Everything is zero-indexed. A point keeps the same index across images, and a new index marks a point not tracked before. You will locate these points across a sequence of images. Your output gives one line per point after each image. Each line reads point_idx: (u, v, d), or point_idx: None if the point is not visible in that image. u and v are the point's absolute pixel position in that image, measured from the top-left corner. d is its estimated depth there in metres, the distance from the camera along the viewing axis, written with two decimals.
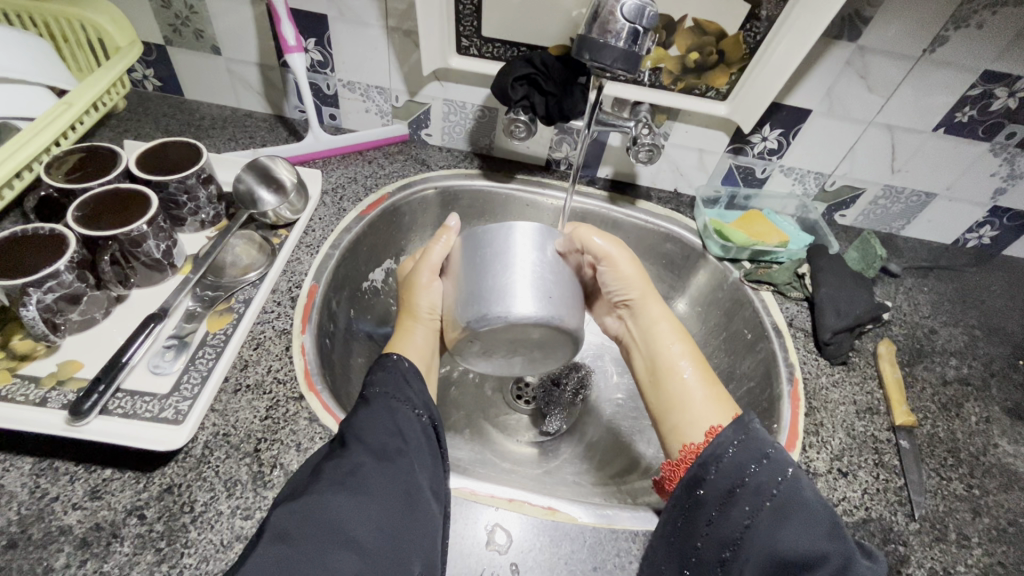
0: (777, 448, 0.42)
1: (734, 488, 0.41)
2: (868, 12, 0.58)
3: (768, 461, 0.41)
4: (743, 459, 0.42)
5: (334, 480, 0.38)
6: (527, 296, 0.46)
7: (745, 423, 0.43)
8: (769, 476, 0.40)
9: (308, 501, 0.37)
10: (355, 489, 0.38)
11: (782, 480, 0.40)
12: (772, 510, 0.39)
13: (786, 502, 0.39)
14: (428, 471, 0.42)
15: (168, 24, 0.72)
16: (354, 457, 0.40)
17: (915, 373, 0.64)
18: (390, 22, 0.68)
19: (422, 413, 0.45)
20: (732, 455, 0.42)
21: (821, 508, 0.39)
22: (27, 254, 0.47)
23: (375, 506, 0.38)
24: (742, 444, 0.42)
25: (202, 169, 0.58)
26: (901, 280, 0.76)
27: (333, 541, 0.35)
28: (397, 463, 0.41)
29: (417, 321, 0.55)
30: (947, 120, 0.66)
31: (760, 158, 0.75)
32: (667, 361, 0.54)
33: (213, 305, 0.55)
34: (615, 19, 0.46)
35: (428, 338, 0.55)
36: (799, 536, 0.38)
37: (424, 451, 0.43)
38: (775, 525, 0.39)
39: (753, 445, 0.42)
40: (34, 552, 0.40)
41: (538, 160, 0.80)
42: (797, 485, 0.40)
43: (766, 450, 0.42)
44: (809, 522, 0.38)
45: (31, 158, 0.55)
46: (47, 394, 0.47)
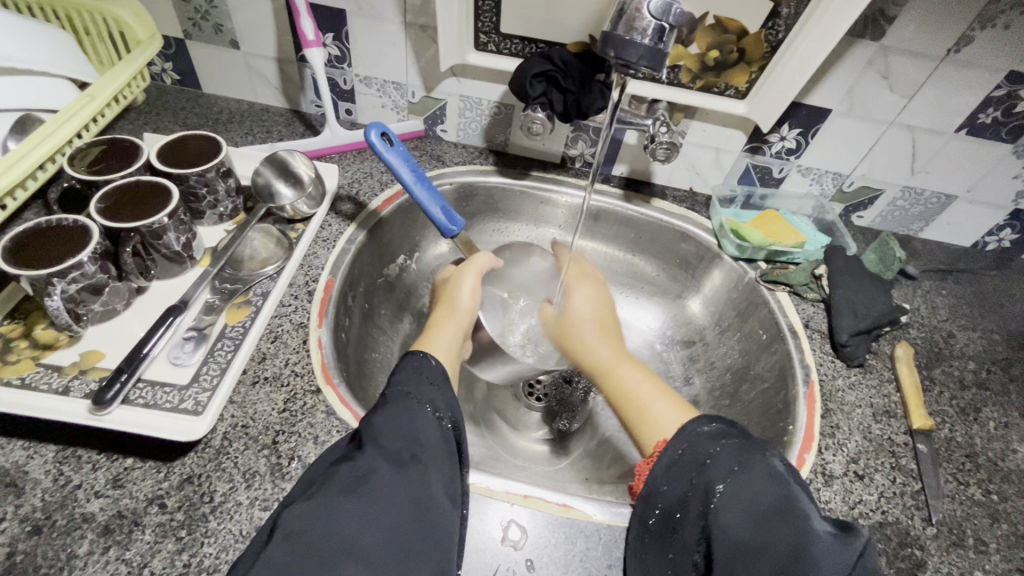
0: (722, 446, 0.41)
1: (686, 495, 0.41)
2: (893, 11, 0.58)
3: (714, 458, 0.41)
4: (690, 466, 0.41)
5: (342, 485, 0.38)
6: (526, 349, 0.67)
7: (688, 429, 0.43)
8: (721, 469, 0.40)
9: (315, 504, 0.37)
10: (366, 495, 0.38)
11: (733, 472, 0.39)
12: (723, 501, 0.38)
13: (734, 495, 0.38)
14: (444, 478, 0.41)
15: (187, 17, 0.73)
16: (366, 462, 0.40)
17: (933, 376, 0.64)
18: (409, 17, 0.68)
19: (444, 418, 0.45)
20: (682, 455, 0.42)
21: (776, 490, 0.38)
22: (52, 245, 0.48)
23: (381, 513, 0.37)
24: (686, 450, 0.42)
25: (221, 161, 0.58)
26: (919, 283, 0.75)
27: (340, 549, 0.35)
28: (413, 470, 0.40)
29: (451, 320, 0.57)
30: (970, 120, 0.65)
31: (777, 158, 0.74)
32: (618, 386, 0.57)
33: (231, 297, 0.55)
34: (641, 16, 0.46)
35: (456, 338, 0.56)
36: (739, 524, 0.37)
37: (441, 457, 0.42)
38: (725, 514, 0.38)
39: (697, 449, 0.42)
40: (58, 538, 0.40)
41: (553, 157, 0.80)
42: (749, 474, 0.39)
43: (709, 451, 0.41)
44: (752, 507, 0.37)
45: (54, 150, 0.56)
46: (69, 383, 0.47)
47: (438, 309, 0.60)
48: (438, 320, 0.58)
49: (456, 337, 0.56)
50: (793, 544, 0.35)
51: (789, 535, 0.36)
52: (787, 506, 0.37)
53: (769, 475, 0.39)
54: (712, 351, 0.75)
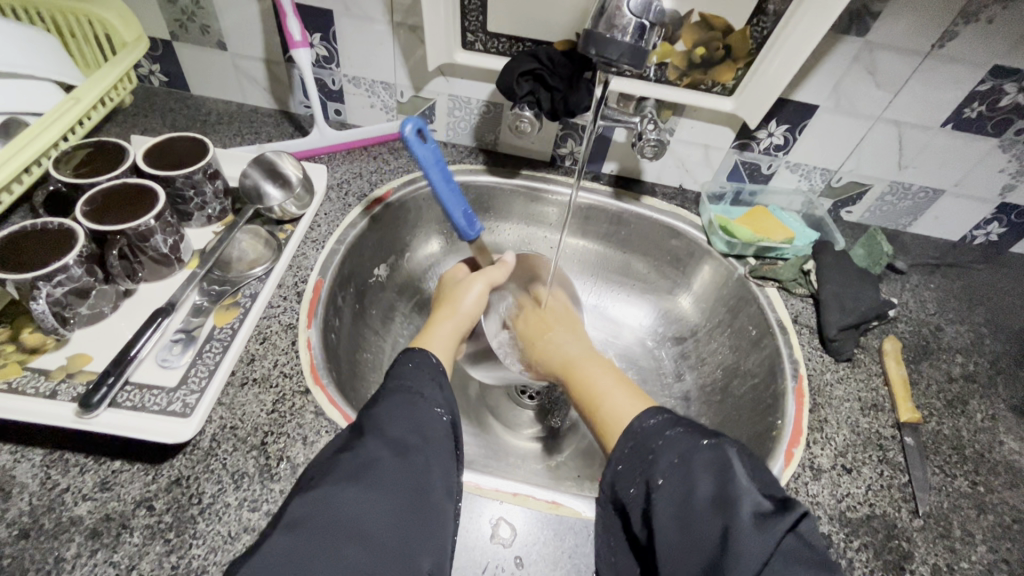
0: (663, 440, 0.42)
1: (636, 480, 0.42)
2: (877, 7, 0.58)
3: (658, 450, 0.42)
4: (640, 453, 0.43)
5: (346, 472, 0.38)
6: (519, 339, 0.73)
7: (637, 418, 0.46)
8: (665, 461, 0.41)
9: (321, 491, 0.37)
10: (371, 483, 0.38)
11: (673, 462, 0.41)
12: (663, 485, 0.40)
13: (672, 481, 0.40)
14: (444, 471, 0.42)
15: (174, 19, 0.73)
16: (371, 449, 0.40)
17: (920, 370, 0.64)
18: (396, 17, 0.68)
19: (443, 412, 0.45)
20: (632, 447, 0.44)
21: (711, 480, 0.38)
22: (37, 248, 0.48)
23: (386, 500, 0.37)
24: (636, 445, 0.44)
25: (208, 163, 0.58)
26: (907, 277, 0.75)
27: (345, 534, 0.35)
28: (413, 460, 0.41)
29: (451, 319, 0.58)
30: (955, 115, 0.65)
31: (766, 154, 0.75)
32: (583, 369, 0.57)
33: (220, 299, 0.55)
34: (621, 13, 0.46)
35: (454, 337, 0.57)
36: (681, 523, 0.38)
37: (442, 450, 0.43)
38: (663, 507, 0.39)
39: (651, 436, 0.43)
40: (45, 542, 0.40)
41: (543, 155, 0.80)
42: (687, 463, 0.40)
43: (654, 445, 0.43)
44: (688, 501, 0.38)
45: (39, 153, 0.56)
46: (57, 387, 0.47)
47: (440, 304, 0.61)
48: (440, 315, 0.59)
49: (453, 335, 0.57)
50: (716, 530, 0.36)
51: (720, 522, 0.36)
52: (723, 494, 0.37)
53: (703, 461, 0.40)
54: (703, 347, 0.75)
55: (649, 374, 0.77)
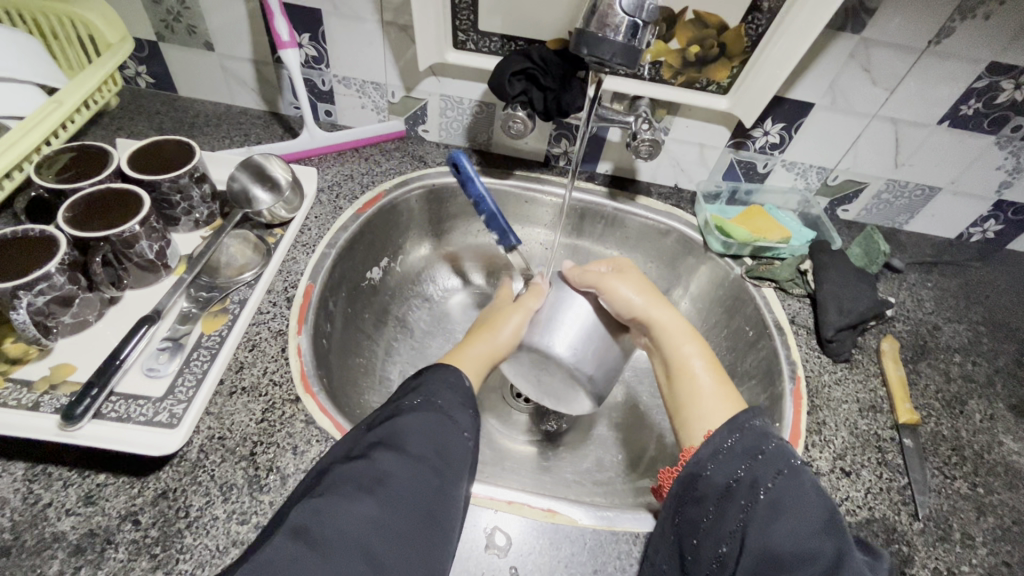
0: (775, 445, 0.41)
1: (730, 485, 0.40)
2: (873, 3, 0.57)
3: (763, 455, 0.40)
4: (738, 456, 0.41)
5: (359, 484, 0.38)
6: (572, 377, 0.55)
7: (740, 421, 0.42)
8: (768, 467, 0.40)
9: (331, 501, 0.36)
10: (383, 497, 0.37)
11: (781, 473, 0.39)
12: (766, 501, 0.38)
13: (778, 497, 0.38)
14: (454, 489, 0.41)
15: (160, 19, 0.71)
16: (384, 464, 0.39)
17: (918, 370, 0.64)
18: (386, 16, 0.66)
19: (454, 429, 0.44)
20: (736, 441, 0.42)
21: (819, 504, 0.38)
22: (18, 256, 0.46)
23: (394, 517, 0.37)
24: (739, 440, 0.42)
25: (195, 167, 0.57)
26: (905, 276, 0.75)
27: (353, 546, 0.34)
28: (425, 474, 0.40)
29: (487, 336, 0.56)
30: (952, 112, 0.65)
31: (761, 153, 0.74)
32: (658, 329, 0.56)
33: (207, 305, 0.54)
34: (614, 12, 0.45)
35: (488, 359, 0.55)
36: (791, 530, 0.36)
37: (458, 468, 0.42)
38: (769, 514, 0.37)
39: (749, 439, 0.41)
40: (27, 559, 0.39)
41: (537, 156, 0.79)
42: (795, 479, 0.39)
43: (762, 447, 0.41)
44: (800, 513, 0.37)
45: (21, 158, 0.54)
46: (39, 398, 0.46)
47: (483, 324, 0.59)
48: (477, 334, 0.57)
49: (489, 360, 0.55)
50: (830, 554, 0.35)
51: (827, 547, 0.35)
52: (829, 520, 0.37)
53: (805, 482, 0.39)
54: None
55: (646, 376, 0.76)
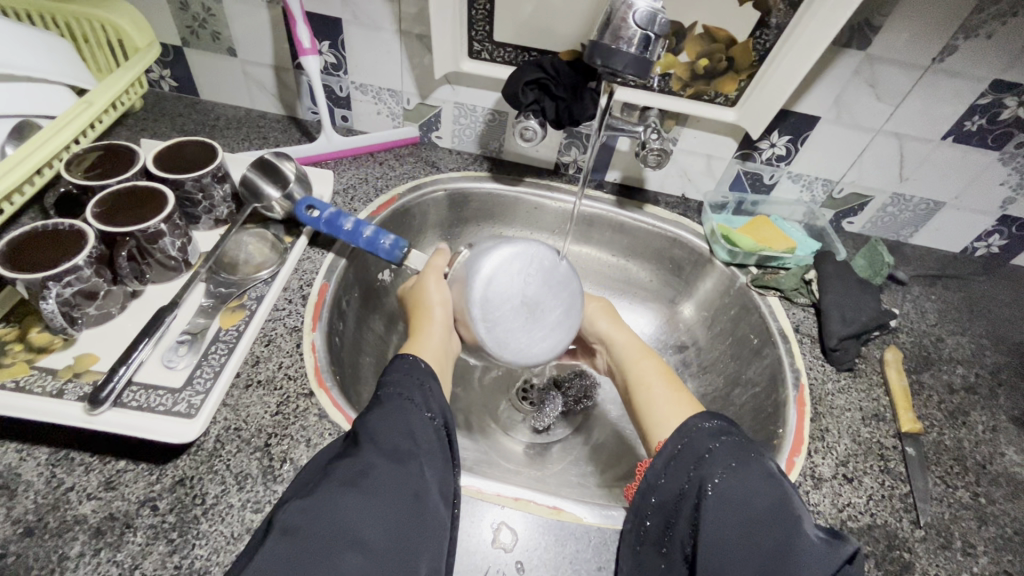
0: (720, 443, 0.42)
1: (681, 488, 0.42)
2: (878, 20, 0.59)
3: (709, 457, 0.42)
4: (687, 461, 0.43)
5: (343, 480, 0.38)
6: (530, 253, 0.58)
7: (689, 426, 0.44)
8: (716, 467, 0.41)
9: (318, 500, 0.37)
10: (377, 488, 0.38)
11: (725, 472, 0.40)
12: (711, 502, 0.39)
13: (723, 497, 0.39)
14: (438, 475, 0.42)
15: (186, 25, 0.74)
16: (366, 457, 0.40)
17: (922, 381, 0.64)
18: (404, 26, 0.69)
19: (434, 417, 0.45)
20: (685, 446, 0.43)
21: (770, 499, 0.39)
22: (47, 250, 0.48)
23: (386, 509, 0.38)
24: (685, 445, 0.44)
25: (217, 167, 0.59)
26: (909, 288, 0.76)
27: (339, 540, 0.35)
28: (410, 465, 0.40)
29: (426, 317, 0.58)
30: (956, 128, 0.66)
31: (768, 164, 0.75)
32: (619, 350, 0.62)
33: (225, 301, 0.56)
34: (627, 25, 0.46)
35: (436, 336, 0.56)
36: (733, 527, 0.38)
37: (438, 456, 0.43)
38: (714, 512, 0.39)
39: (695, 444, 0.43)
40: (50, 540, 0.41)
41: (547, 163, 0.81)
42: (744, 472, 0.40)
43: (709, 446, 0.43)
44: (744, 509, 0.38)
45: (51, 156, 0.56)
46: (63, 386, 0.48)
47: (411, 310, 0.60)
48: (414, 318, 0.59)
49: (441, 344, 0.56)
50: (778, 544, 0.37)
51: (776, 537, 0.37)
52: (783, 511, 0.39)
53: (750, 471, 0.41)
54: (705, 356, 0.75)
55: None
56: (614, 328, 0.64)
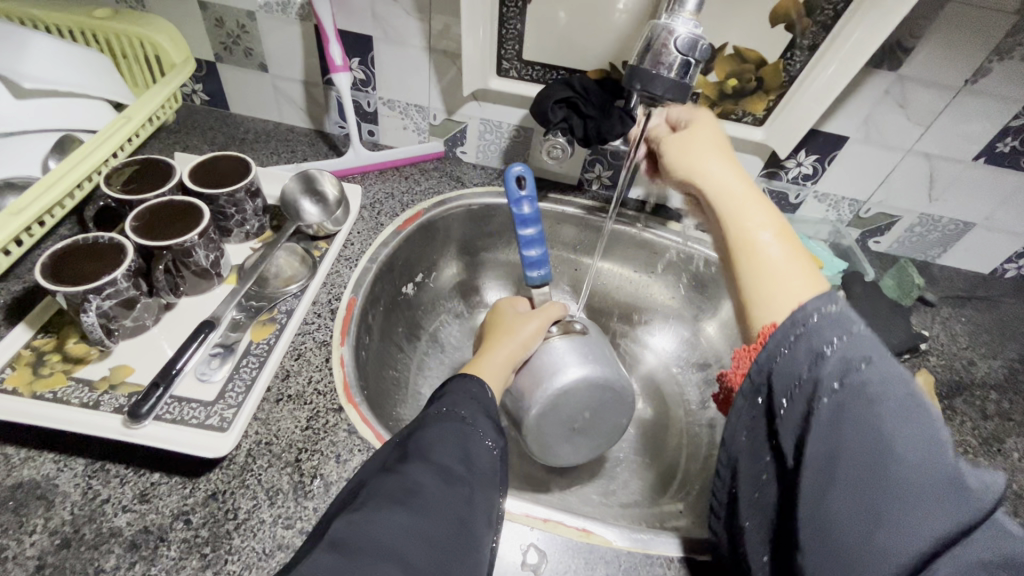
0: (844, 343, 0.34)
1: (791, 392, 0.35)
2: (910, 42, 0.59)
3: (826, 357, 0.34)
4: (801, 359, 0.35)
5: (392, 497, 0.38)
6: (615, 391, 0.62)
7: (801, 316, 0.36)
8: (836, 369, 0.33)
9: (352, 520, 0.37)
10: (417, 508, 0.38)
11: (844, 382, 0.32)
12: (828, 410, 0.32)
13: (840, 410, 0.32)
14: (485, 502, 0.42)
15: (219, 42, 0.76)
16: (415, 475, 0.40)
17: (954, 406, 0.63)
18: (434, 43, 0.70)
19: (493, 445, 0.46)
20: (795, 348, 0.36)
21: (904, 421, 0.30)
22: (88, 262, 0.49)
23: (429, 527, 0.37)
24: (800, 336, 0.36)
25: (250, 182, 0.60)
26: (938, 309, 0.75)
27: (387, 556, 0.34)
28: (459, 488, 0.41)
29: (504, 342, 0.58)
30: (988, 149, 0.65)
31: (794, 183, 0.75)
32: (730, 207, 0.49)
33: (256, 314, 0.56)
34: (668, 51, 0.47)
35: (507, 363, 0.57)
36: (849, 443, 0.31)
37: (487, 481, 0.43)
38: (832, 423, 0.32)
39: (824, 331, 0.35)
40: (86, 552, 0.41)
41: (570, 179, 0.81)
42: (877, 384, 0.32)
43: (827, 342, 0.34)
44: (860, 424, 0.31)
45: (91, 170, 0.58)
46: (99, 397, 0.48)
47: (492, 329, 0.61)
48: (493, 338, 0.59)
49: (506, 367, 0.57)
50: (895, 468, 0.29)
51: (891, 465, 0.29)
52: (926, 439, 0.29)
53: (887, 374, 0.32)
54: None
55: (672, 401, 0.77)
56: (705, 174, 0.52)
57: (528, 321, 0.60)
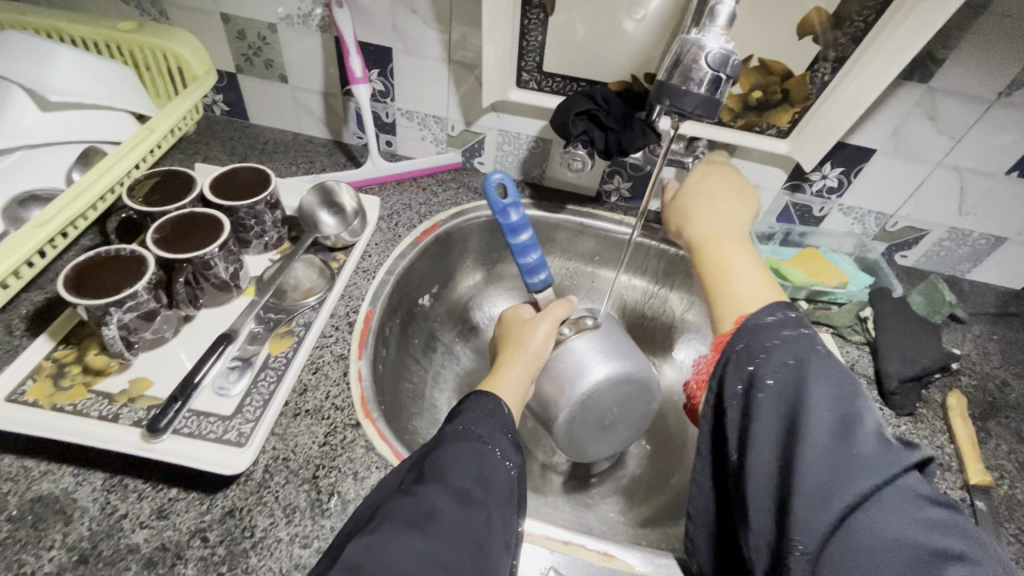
0: (780, 344, 0.41)
1: (735, 391, 0.41)
2: (942, 54, 0.57)
3: (767, 356, 0.41)
4: (746, 356, 0.42)
5: (407, 521, 0.37)
6: (641, 381, 0.60)
7: (752, 324, 0.44)
8: (773, 364, 0.40)
9: (371, 544, 0.36)
10: (434, 532, 0.37)
11: (780, 374, 0.39)
12: (766, 400, 0.39)
13: (774, 399, 0.38)
14: (503, 525, 0.41)
15: (241, 53, 0.76)
16: (434, 498, 0.39)
17: (988, 428, 0.61)
18: (453, 55, 0.69)
19: (511, 465, 0.45)
20: (743, 347, 0.43)
21: (828, 406, 0.37)
22: (109, 275, 0.49)
23: (445, 554, 0.36)
24: (745, 345, 0.43)
25: (270, 195, 0.60)
26: (969, 327, 0.72)
27: None
28: (477, 510, 0.40)
29: (518, 360, 0.55)
30: (1022, 163, 0.63)
31: (818, 196, 0.73)
32: (713, 233, 0.55)
33: (275, 327, 0.56)
34: (699, 66, 0.46)
35: (524, 379, 0.55)
36: (777, 425, 0.37)
37: (504, 503, 0.42)
38: (767, 410, 0.38)
39: (762, 340, 0.42)
40: (103, 569, 0.41)
41: (589, 191, 0.80)
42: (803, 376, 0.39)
43: (768, 345, 0.41)
44: (789, 410, 0.38)
45: (114, 182, 0.58)
46: (119, 410, 0.48)
47: (504, 344, 0.58)
48: (506, 355, 0.56)
49: (522, 381, 0.55)
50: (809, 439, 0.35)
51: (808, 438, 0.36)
52: (841, 423, 0.36)
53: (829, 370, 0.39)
54: None
55: None
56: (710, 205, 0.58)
57: (537, 326, 0.58)
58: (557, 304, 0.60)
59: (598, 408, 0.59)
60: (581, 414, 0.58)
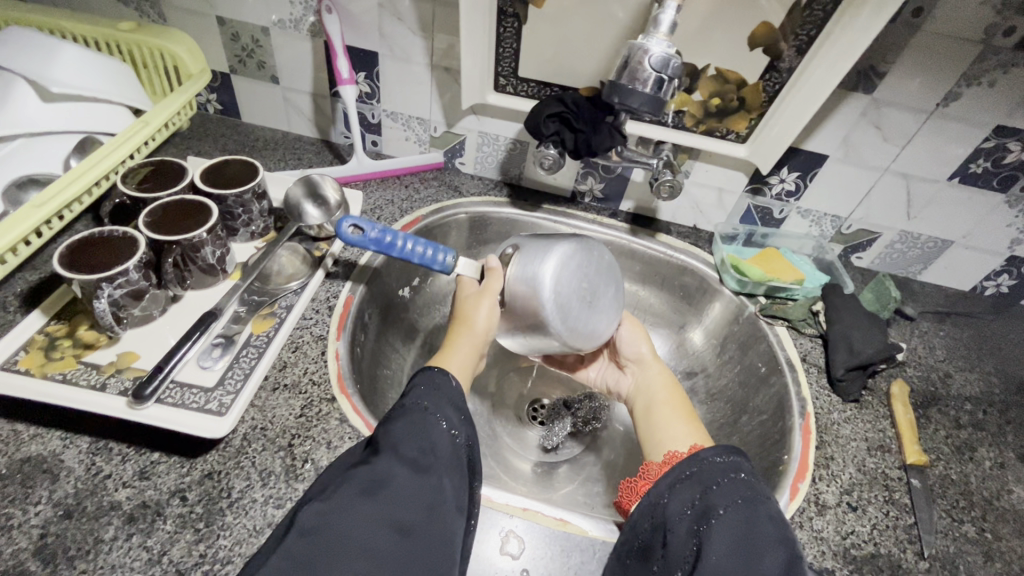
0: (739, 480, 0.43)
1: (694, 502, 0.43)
2: (883, 67, 0.62)
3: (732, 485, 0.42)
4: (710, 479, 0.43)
5: (363, 485, 0.40)
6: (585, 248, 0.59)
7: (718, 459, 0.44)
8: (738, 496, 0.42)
9: (338, 500, 0.39)
10: (388, 500, 0.40)
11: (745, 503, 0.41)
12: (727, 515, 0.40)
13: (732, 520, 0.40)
14: (454, 489, 0.44)
15: (234, 55, 0.80)
16: (400, 459, 0.42)
17: (928, 415, 0.65)
18: (435, 60, 0.74)
19: (459, 435, 0.47)
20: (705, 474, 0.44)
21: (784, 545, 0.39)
22: (101, 253, 0.52)
23: (399, 517, 0.40)
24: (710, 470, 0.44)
25: (258, 185, 0.63)
26: (917, 323, 0.77)
27: (359, 551, 0.37)
28: (429, 477, 0.43)
29: (467, 339, 0.56)
30: (962, 170, 0.68)
31: (778, 199, 0.78)
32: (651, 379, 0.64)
33: (257, 309, 0.59)
34: (643, 68, 0.51)
35: (473, 355, 0.56)
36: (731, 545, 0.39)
37: (456, 470, 0.45)
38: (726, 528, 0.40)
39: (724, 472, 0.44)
40: (87, 523, 0.43)
41: (563, 191, 0.85)
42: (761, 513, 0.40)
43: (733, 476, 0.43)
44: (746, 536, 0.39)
45: (108, 170, 0.61)
46: (106, 380, 0.51)
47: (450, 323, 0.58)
48: (452, 334, 0.57)
49: (473, 357, 0.56)
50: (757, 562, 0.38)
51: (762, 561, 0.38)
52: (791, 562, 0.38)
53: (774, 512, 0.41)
54: (711, 382, 0.76)
55: None
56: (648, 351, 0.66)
57: (482, 301, 0.57)
58: (490, 277, 0.58)
59: (574, 295, 0.56)
60: (563, 310, 0.55)
